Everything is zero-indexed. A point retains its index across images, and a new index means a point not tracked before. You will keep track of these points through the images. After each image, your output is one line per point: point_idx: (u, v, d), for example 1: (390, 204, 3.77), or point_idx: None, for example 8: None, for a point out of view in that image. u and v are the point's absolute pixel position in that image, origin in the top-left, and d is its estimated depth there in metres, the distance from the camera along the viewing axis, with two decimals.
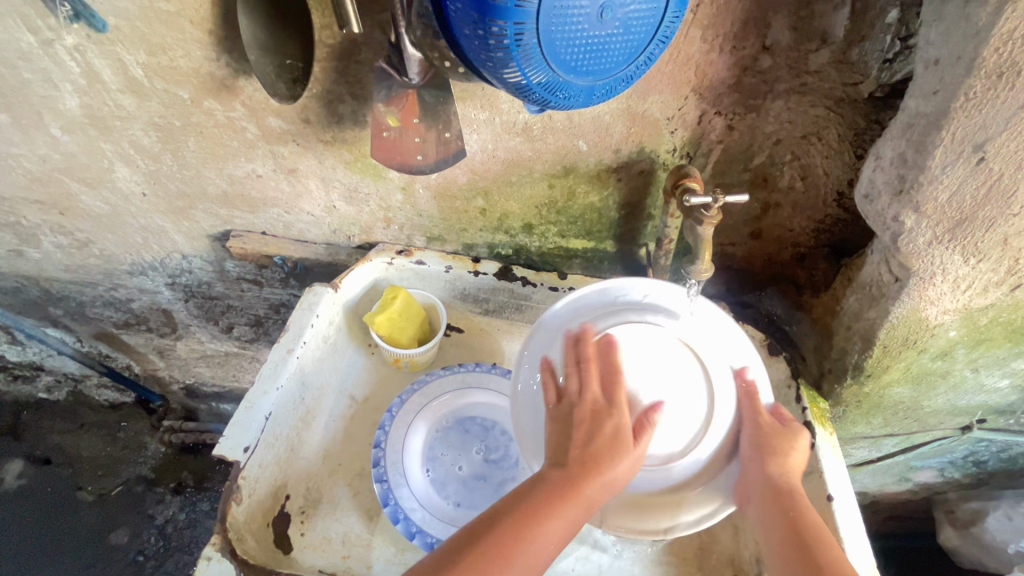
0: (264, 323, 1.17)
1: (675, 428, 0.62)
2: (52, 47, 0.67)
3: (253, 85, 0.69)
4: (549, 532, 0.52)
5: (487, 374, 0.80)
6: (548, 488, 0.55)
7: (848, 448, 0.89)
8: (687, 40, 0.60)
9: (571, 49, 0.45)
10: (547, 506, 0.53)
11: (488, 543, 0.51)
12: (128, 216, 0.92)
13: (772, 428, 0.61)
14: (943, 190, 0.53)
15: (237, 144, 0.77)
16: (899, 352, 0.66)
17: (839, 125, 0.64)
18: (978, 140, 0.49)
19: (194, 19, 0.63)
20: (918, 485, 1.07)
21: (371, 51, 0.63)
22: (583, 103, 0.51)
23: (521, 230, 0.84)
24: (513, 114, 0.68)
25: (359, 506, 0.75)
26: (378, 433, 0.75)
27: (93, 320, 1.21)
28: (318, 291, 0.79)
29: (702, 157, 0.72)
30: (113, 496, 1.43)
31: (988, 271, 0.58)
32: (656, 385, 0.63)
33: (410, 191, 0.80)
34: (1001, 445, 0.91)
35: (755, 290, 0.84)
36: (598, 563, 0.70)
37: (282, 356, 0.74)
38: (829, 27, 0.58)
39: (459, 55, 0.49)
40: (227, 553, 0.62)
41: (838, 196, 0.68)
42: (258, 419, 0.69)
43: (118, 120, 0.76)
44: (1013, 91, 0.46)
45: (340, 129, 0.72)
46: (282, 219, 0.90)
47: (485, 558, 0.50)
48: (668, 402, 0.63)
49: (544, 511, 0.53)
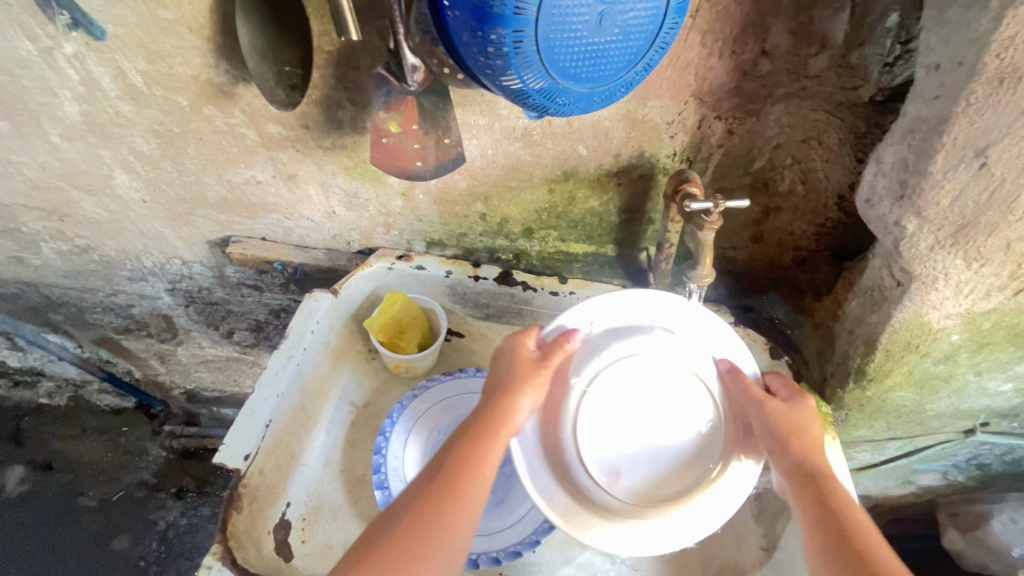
0: (264, 328, 1.17)
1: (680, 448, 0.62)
2: (52, 55, 0.67)
3: (252, 92, 0.68)
4: (482, 465, 0.57)
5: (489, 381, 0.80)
6: (473, 435, 0.58)
7: (851, 452, 0.89)
8: (686, 45, 0.60)
9: (571, 56, 0.45)
10: (472, 443, 0.58)
11: (427, 491, 0.55)
12: (128, 222, 0.92)
13: (783, 409, 0.60)
14: (945, 195, 0.53)
15: (236, 150, 0.77)
16: (901, 356, 0.66)
17: (839, 129, 0.64)
18: (980, 145, 0.49)
19: (194, 27, 0.62)
20: (922, 488, 1.06)
21: (369, 57, 0.63)
22: (582, 109, 0.51)
23: (521, 235, 0.83)
24: (513, 119, 0.68)
25: (359, 515, 0.75)
26: (379, 439, 0.74)
27: (93, 326, 1.21)
28: (317, 298, 0.80)
29: (702, 161, 0.71)
30: (115, 502, 1.43)
31: (991, 276, 0.57)
32: (655, 404, 0.63)
33: (410, 197, 0.80)
34: (1004, 447, 0.90)
35: (757, 294, 0.84)
36: (600, 569, 0.70)
37: (282, 362, 0.75)
38: (828, 31, 0.58)
39: (459, 63, 0.49)
40: (227, 561, 0.62)
41: (838, 200, 0.69)
42: (257, 425, 0.70)
43: (118, 127, 0.76)
44: (1015, 97, 0.46)
45: (339, 136, 0.72)
46: (282, 225, 0.89)
47: (427, 506, 0.54)
48: (668, 422, 0.62)
49: (472, 452, 0.57)
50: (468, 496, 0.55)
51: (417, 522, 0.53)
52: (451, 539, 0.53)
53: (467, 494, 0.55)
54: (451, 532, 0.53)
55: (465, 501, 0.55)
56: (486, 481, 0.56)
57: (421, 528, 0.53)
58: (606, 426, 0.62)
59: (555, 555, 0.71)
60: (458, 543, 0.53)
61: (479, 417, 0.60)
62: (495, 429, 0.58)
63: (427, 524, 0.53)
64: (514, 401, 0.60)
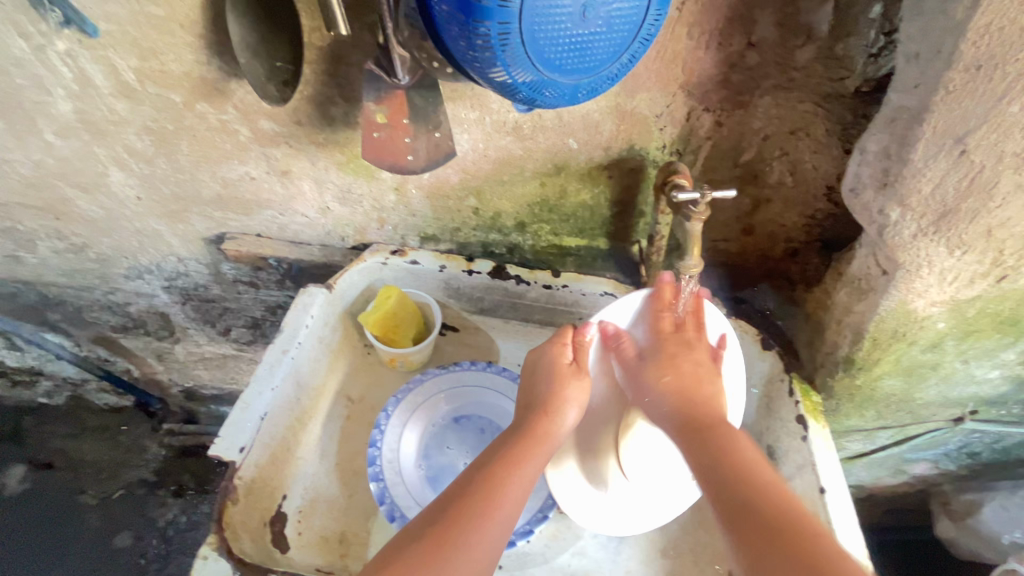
0: (261, 325, 1.17)
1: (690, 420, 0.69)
2: (45, 53, 0.68)
3: (244, 88, 0.69)
4: (519, 479, 0.59)
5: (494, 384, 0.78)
6: (513, 450, 0.62)
7: (842, 441, 0.90)
8: (673, 37, 0.61)
9: (556, 48, 0.46)
10: (508, 458, 0.61)
11: (464, 496, 0.57)
12: (124, 220, 0.92)
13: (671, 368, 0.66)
14: (926, 183, 0.54)
15: (230, 147, 0.77)
16: (889, 345, 0.67)
17: (827, 120, 0.65)
18: (959, 132, 0.50)
19: (184, 24, 0.63)
20: (914, 477, 1.07)
21: (359, 53, 0.63)
22: (568, 102, 0.51)
23: (514, 229, 0.84)
24: (503, 113, 0.68)
25: (356, 506, 0.75)
26: (374, 432, 0.75)
27: (91, 325, 1.21)
28: (311, 292, 0.80)
29: (691, 154, 0.72)
30: (115, 500, 1.43)
31: (974, 263, 0.58)
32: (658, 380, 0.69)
33: (403, 191, 0.81)
34: (994, 436, 0.91)
35: (749, 286, 0.84)
36: (593, 558, 0.71)
37: (276, 357, 0.75)
38: (813, 24, 0.59)
39: (446, 55, 0.50)
40: (223, 551, 0.63)
41: (827, 190, 0.70)
42: (252, 419, 0.70)
43: (112, 124, 0.76)
44: (992, 84, 0.47)
45: (332, 131, 0.73)
46: (277, 221, 0.90)
47: (466, 511, 0.56)
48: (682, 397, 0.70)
49: (511, 464, 0.60)
50: (500, 510, 0.57)
51: (452, 522, 0.55)
52: (479, 549, 0.54)
53: (499, 508, 0.57)
54: (481, 538, 0.54)
55: (496, 515, 0.56)
56: (517, 501, 0.58)
57: (453, 526, 0.54)
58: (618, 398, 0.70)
59: (548, 545, 0.72)
60: (484, 552, 0.54)
61: (520, 436, 0.63)
62: (531, 446, 0.62)
63: (460, 527, 0.54)
64: (552, 424, 0.64)
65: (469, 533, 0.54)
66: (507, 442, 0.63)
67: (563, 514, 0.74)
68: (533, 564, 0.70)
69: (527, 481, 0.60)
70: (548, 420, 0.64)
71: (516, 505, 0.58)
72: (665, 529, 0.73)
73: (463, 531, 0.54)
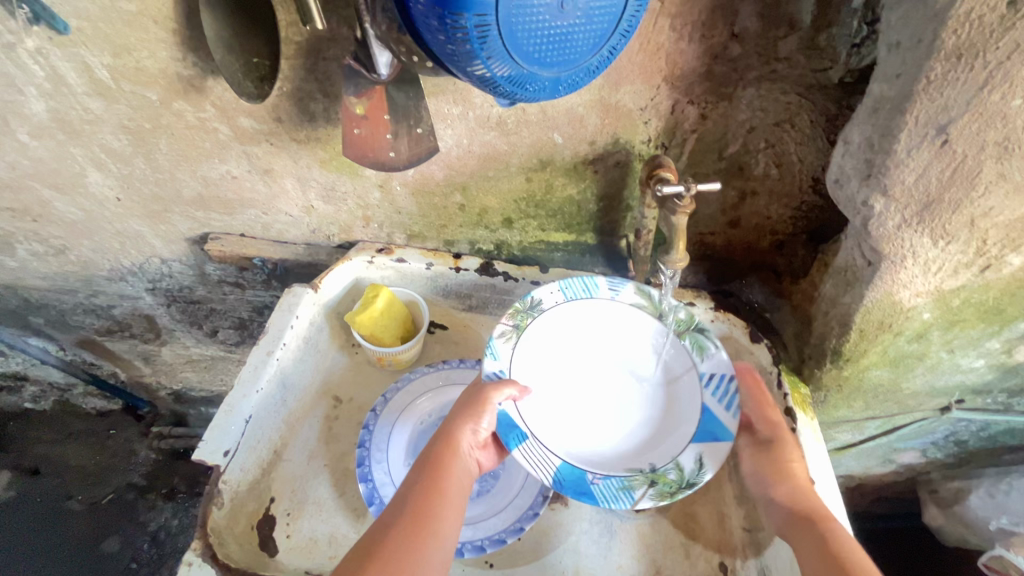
0: (248, 326, 1.16)
1: (605, 432, 0.70)
2: (14, 50, 0.66)
3: (222, 85, 0.68)
4: (452, 484, 0.59)
5: (535, 306, 0.72)
6: (439, 454, 0.61)
7: (831, 432, 0.90)
8: (656, 29, 0.60)
9: (534, 40, 0.45)
10: (439, 459, 0.60)
11: (411, 503, 0.57)
12: (103, 221, 0.91)
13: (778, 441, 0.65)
14: (909, 173, 0.54)
15: (209, 145, 0.76)
16: (875, 336, 0.67)
17: (812, 111, 0.64)
18: (941, 122, 0.50)
19: (158, 19, 0.62)
20: (902, 466, 1.08)
21: (337, 47, 0.62)
22: (549, 96, 0.51)
23: (501, 225, 0.83)
24: (486, 108, 0.68)
25: (346, 507, 0.74)
26: (363, 432, 0.74)
27: (74, 328, 1.19)
28: (296, 293, 0.79)
29: (677, 147, 0.72)
30: (103, 505, 1.41)
31: (958, 253, 0.58)
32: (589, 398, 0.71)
33: (387, 188, 0.80)
34: (980, 424, 0.92)
35: (736, 279, 0.84)
36: (585, 553, 0.71)
37: (261, 358, 0.73)
38: (796, 13, 0.58)
39: (425, 49, 0.49)
40: (208, 557, 0.61)
41: (814, 182, 0.69)
42: (237, 422, 0.69)
43: (87, 123, 0.74)
44: (972, 73, 0.47)
45: (313, 128, 0.72)
46: (260, 220, 0.89)
47: (413, 521, 0.55)
48: (582, 433, 0.69)
49: (442, 469, 0.59)
50: (449, 504, 0.58)
51: (407, 532, 0.54)
52: (442, 548, 0.55)
53: (450, 505, 0.58)
54: (431, 547, 0.54)
55: (451, 506, 0.58)
56: (462, 489, 0.60)
57: (410, 530, 0.54)
58: (581, 368, 0.72)
59: (541, 542, 0.72)
60: (445, 544, 0.55)
61: (439, 441, 0.62)
62: (451, 450, 0.61)
63: (418, 530, 0.55)
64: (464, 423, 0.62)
65: (433, 527, 0.55)
66: (429, 448, 0.62)
67: (554, 510, 0.74)
68: (525, 563, 0.70)
69: (462, 485, 0.60)
70: (472, 420, 0.62)
71: (459, 495, 0.59)
72: (655, 524, 0.73)
73: (426, 533, 0.55)
